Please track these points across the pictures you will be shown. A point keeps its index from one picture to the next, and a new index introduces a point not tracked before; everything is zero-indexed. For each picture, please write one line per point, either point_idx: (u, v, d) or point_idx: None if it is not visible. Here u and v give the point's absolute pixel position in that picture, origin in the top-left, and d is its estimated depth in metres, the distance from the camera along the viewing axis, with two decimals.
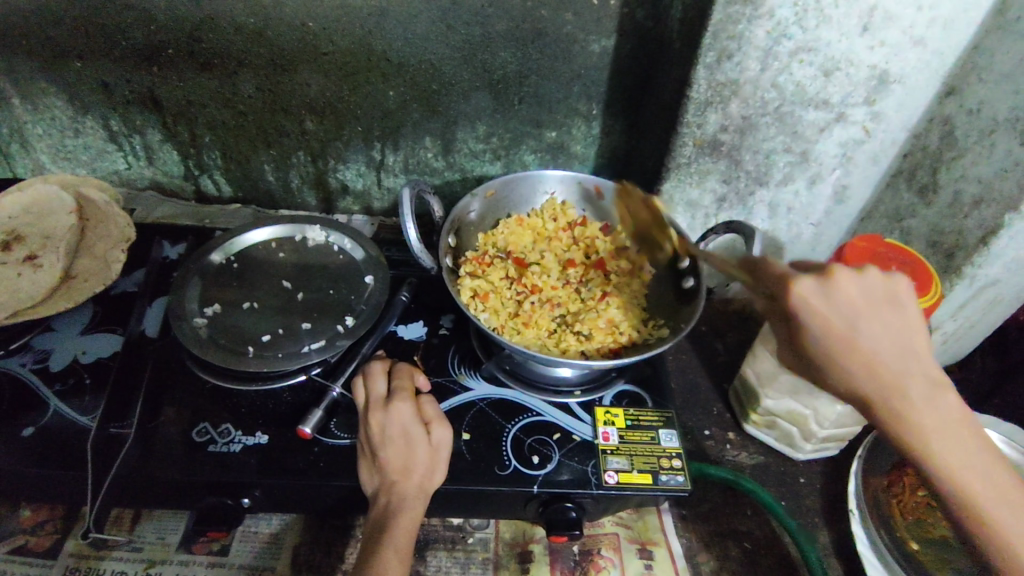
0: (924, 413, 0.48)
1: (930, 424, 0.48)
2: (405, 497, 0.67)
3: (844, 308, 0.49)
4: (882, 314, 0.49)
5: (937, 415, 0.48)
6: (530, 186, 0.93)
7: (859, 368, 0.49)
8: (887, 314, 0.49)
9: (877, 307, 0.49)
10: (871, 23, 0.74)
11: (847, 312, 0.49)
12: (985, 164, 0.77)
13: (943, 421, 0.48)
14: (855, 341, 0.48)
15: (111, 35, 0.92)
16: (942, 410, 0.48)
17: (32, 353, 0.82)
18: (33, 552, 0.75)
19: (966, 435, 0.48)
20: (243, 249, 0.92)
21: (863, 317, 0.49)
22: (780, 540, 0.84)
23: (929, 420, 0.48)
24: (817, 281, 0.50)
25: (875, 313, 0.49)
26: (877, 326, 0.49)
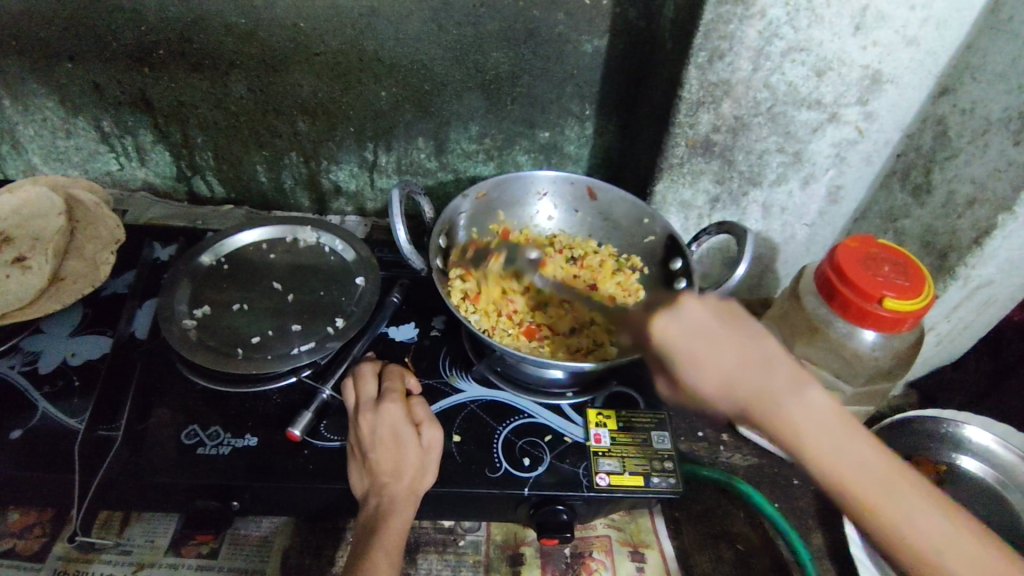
0: (800, 426, 0.49)
1: (848, 466, 0.49)
2: (395, 498, 0.67)
3: (688, 336, 0.54)
4: (736, 338, 0.52)
5: (853, 457, 0.49)
6: (522, 187, 0.93)
7: (719, 385, 0.51)
8: (739, 341, 0.52)
9: (720, 330, 0.53)
10: (864, 22, 0.74)
11: (689, 339, 0.53)
12: (979, 163, 0.76)
13: (842, 437, 0.49)
14: (715, 375, 0.52)
15: (101, 36, 0.92)
16: (852, 452, 0.49)
17: (20, 355, 0.81)
18: (20, 555, 0.74)
19: (860, 451, 0.49)
20: (233, 250, 0.92)
21: (712, 343, 0.53)
22: (773, 541, 0.83)
23: (845, 461, 0.49)
24: (676, 318, 0.55)
25: (724, 337, 0.53)
26: (742, 352, 0.52)
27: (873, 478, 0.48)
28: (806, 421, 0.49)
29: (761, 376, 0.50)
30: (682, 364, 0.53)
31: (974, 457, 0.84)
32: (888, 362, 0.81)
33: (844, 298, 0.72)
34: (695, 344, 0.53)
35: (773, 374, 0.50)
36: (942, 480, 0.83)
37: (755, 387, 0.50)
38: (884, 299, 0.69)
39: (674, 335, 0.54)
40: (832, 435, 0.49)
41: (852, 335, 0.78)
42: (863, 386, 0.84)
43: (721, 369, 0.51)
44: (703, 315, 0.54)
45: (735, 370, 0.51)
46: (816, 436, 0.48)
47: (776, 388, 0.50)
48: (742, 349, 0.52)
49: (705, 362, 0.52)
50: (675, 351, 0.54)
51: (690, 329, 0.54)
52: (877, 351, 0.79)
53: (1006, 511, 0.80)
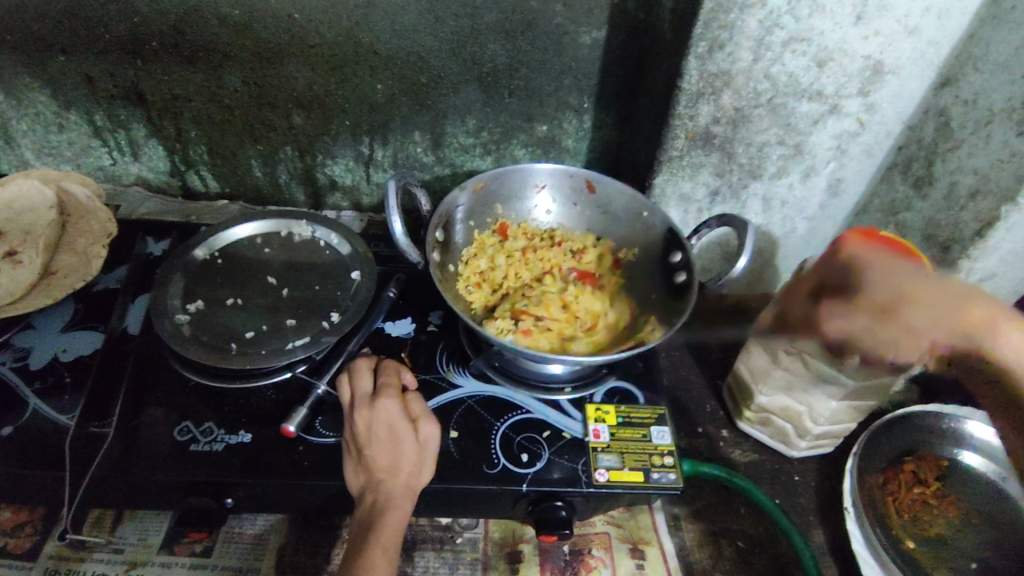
0: (943, 328, 0.64)
1: (1023, 358, 0.59)
2: (391, 495, 0.66)
3: (874, 254, 0.72)
4: (903, 266, 0.70)
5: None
6: (520, 180, 0.92)
7: (911, 295, 0.67)
8: (907, 269, 0.70)
9: (892, 265, 0.70)
10: (866, 11, 0.73)
11: (882, 263, 0.71)
12: (981, 155, 0.75)
13: (944, 325, 0.64)
14: (894, 292, 0.68)
15: (93, 28, 0.90)
16: (972, 341, 0.61)
17: (11, 352, 0.80)
18: (11, 554, 0.73)
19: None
20: (227, 244, 0.91)
21: (890, 279, 0.69)
22: (774, 538, 0.82)
23: (1016, 352, 0.59)
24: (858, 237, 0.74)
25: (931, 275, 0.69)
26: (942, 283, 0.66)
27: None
28: (1014, 339, 0.59)
29: (931, 291, 0.66)
30: (870, 279, 0.70)
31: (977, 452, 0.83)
32: None
33: None
34: (885, 262, 0.71)
35: (959, 298, 0.63)
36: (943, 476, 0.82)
37: (940, 305, 0.64)
38: None
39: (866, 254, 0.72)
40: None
41: None
42: None
43: (905, 288, 0.68)
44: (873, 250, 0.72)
45: (922, 283, 0.67)
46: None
47: (942, 292, 0.66)
48: (911, 272, 0.69)
49: (896, 281, 0.68)
50: (868, 269, 0.71)
51: (863, 259, 0.72)
52: None
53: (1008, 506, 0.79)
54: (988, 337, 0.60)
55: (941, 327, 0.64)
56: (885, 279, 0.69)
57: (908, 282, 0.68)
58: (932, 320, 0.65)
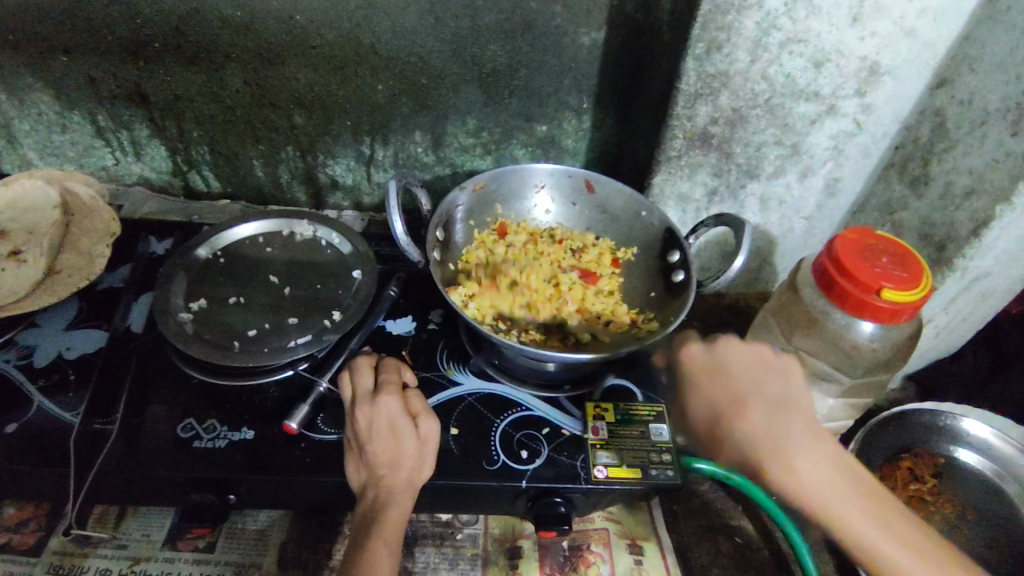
0: (795, 464, 0.63)
1: (837, 508, 0.61)
2: (393, 491, 0.67)
3: (745, 366, 0.72)
4: (762, 382, 0.71)
5: (830, 488, 0.62)
6: (520, 180, 0.93)
7: (776, 446, 0.65)
8: (761, 385, 0.71)
9: (729, 372, 0.73)
10: (862, 13, 0.74)
11: (709, 377, 0.74)
12: (976, 155, 0.76)
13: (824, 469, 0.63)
14: (713, 406, 0.72)
15: (96, 29, 0.91)
16: (819, 472, 0.63)
17: (16, 349, 0.81)
18: (16, 549, 0.74)
19: (848, 488, 0.62)
20: (230, 244, 0.91)
21: (741, 389, 0.71)
22: (771, 534, 0.83)
23: (840, 509, 0.61)
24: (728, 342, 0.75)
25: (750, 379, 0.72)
26: (735, 386, 0.72)
27: (817, 483, 0.63)
28: (795, 465, 0.64)
29: (774, 424, 0.67)
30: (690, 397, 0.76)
31: (972, 449, 0.84)
32: (887, 353, 0.81)
33: (843, 289, 0.71)
34: (718, 371, 0.74)
35: (806, 434, 0.65)
36: (938, 473, 0.83)
37: (748, 420, 0.68)
38: (883, 290, 0.69)
39: (693, 364, 0.76)
40: (820, 473, 0.63)
41: (849, 327, 0.77)
42: (862, 377, 0.84)
43: (718, 401, 0.72)
44: (743, 362, 0.73)
45: (754, 414, 0.68)
46: (805, 479, 0.63)
47: (786, 439, 0.65)
48: (756, 390, 0.70)
49: (730, 399, 0.71)
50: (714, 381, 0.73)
51: (721, 362, 0.74)
52: (876, 343, 0.78)
53: (1003, 502, 0.80)
54: (791, 468, 0.64)
55: (802, 463, 0.64)
56: (763, 413, 0.68)
57: (748, 419, 0.68)
58: (790, 477, 0.64)
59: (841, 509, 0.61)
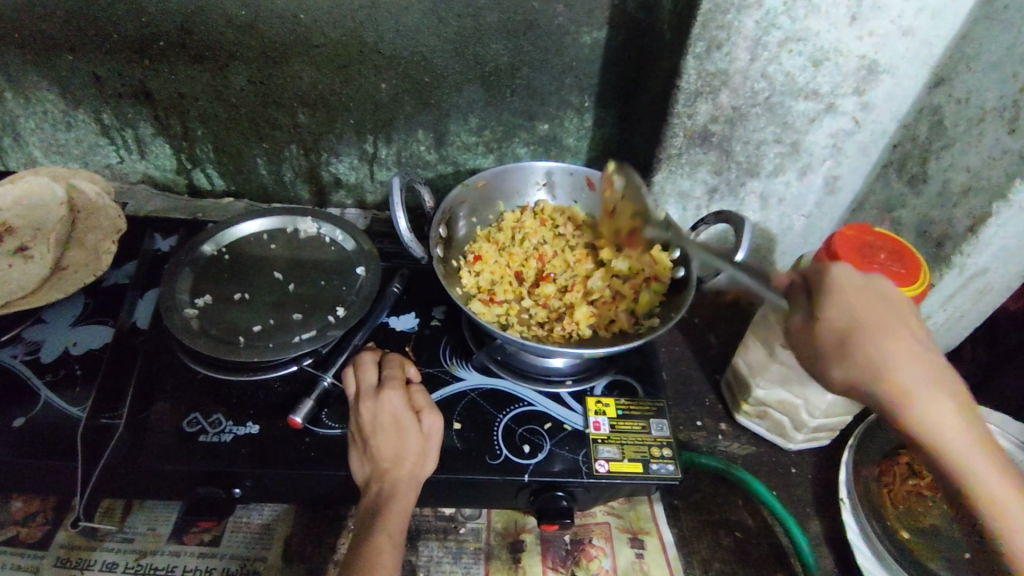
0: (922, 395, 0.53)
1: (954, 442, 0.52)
2: (397, 483, 0.67)
3: (865, 294, 0.57)
4: (904, 308, 0.57)
5: (974, 450, 0.52)
6: (522, 178, 0.94)
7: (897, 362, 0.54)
8: (907, 313, 0.57)
9: (870, 295, 0.58)
10: (861, 12, 0.75)
11: (863, 299, 0.57)
12: (974, 152, 0.77)
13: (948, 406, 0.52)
14: (852, 322, 0.56)
15: (102, 28, 0.92)
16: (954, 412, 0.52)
17: (23, 345, 0.82)
18: (24, 542, 0.75)
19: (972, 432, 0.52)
20: (235, 240, 0.92)
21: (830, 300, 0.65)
22: (771, 529, 0.84)
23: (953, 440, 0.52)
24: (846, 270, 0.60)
25: (906, 313, 0.57)
26: (891, 311, 0.56)
27: (950, 417, 0.52)
28: (940, 409, 0.52)
29: (914, 356, 0.54)
30: (844, 325, 0.56)
31: None
32: None
33: None
34: (868, 304, 0.57)
35: (940, 368, 0.54)
36: None
37: (892, 354, 0.54)
38: None
39: (845, 286, 0.58)
40: (967, 424, 0.52)
41: None
42: None
43: (871, 323, 0.56)
44: (888, 288, 0.58)
45: (898, 331, 0.55)
46: (946, 431, 0.52)
47: (918, 358, 0.54)
48: (904, 317, 0.56)
49: (881, 334, 0.55)
50: (830, 295, 0.58)
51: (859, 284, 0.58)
52: None
53: None
54: (919, 397, 0.53)
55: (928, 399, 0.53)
56: (904, 337, 0.55)
57: (887, 339, 0.54)
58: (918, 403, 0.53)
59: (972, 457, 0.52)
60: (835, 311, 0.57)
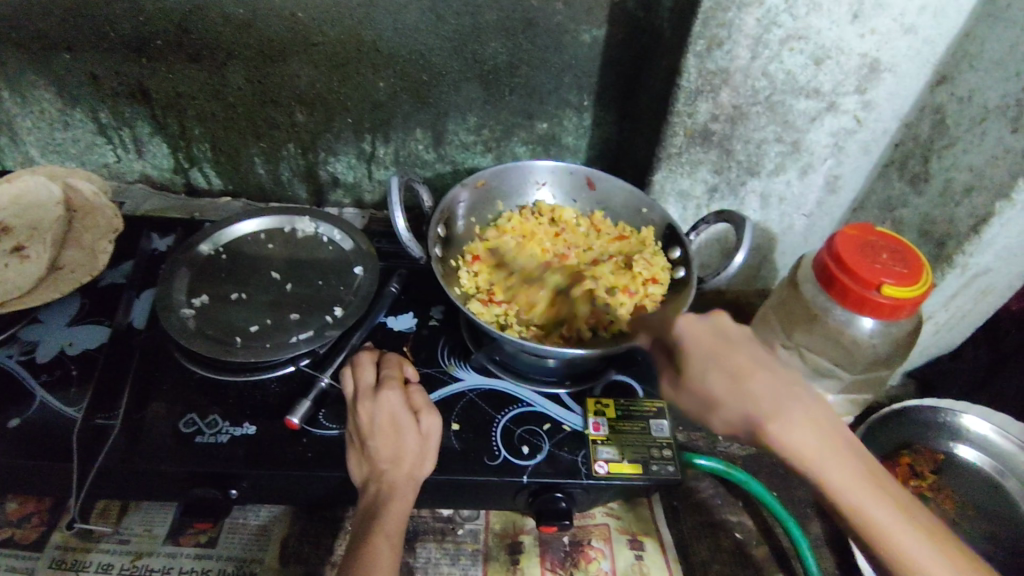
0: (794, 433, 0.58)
1: (836, 474, 0.57)
2: (395, 484, 0.67)
3: (720, 342, 0.66)
4: (749, 344, 0.66)
5: (839, 459, 0.57)
6: (521, 177, 0.94)
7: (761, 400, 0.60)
8: (754, 346, 0.66)
9: (727, 343, 0.65)
10: (862, 10, 0.74)
11: (712, 343, 0.66)
12: (976, 151, 0.76)
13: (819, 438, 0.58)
14: (720, 367, 0.63)
15: (99, 26, 0.92)
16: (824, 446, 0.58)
17: (18, 345, 0.81)
18: (19, 544, 0.74)
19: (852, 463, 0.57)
20: (232, 240, 0.92)
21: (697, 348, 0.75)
22: (772, 530, 0.84)
23: (835, 472, 0.57)
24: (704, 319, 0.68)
25: (749, 347, 0.65)
26: (743, 349, 0.65)
27: (821, 451, 0.57)
28: (800, 434, 0.58)
29: (782, 395, 0.60)
30: (706, 366, 0.64)
31: (973, 446, 0.84)
32: (886, 349, 0.81)
33: (844, 286, 0.71)
34: (721, 344, 0.65)
35: (806, 405, 0.60)
36: (939, 469, 0.83)
37: (752, 386, 0.61)
38: (883, 286, 0.69)
39: (693, 335, 0.67)
40: (828, 436, 0.58)
41: (850, 322, 0.77)
42: (862, 372, 0.85)
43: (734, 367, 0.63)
44: (731, 328, 0.67)
45: (758, 374, 0.62)
46: (810, 445, 0.58)
47: (784, 398, 0.60)
48: (753, 351, 0.65)
49: (730, 370, 0.63)
50: (692, 343, 0.67)
51: (715, 333, 0.67)
52: (876, 339, 0.79)
53: (1003, 498, 0.80)
54: (791, 435, 0.58)
55: (806, 436, 0.58)
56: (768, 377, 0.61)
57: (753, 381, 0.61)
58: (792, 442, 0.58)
59: (853, 487, 0.57)
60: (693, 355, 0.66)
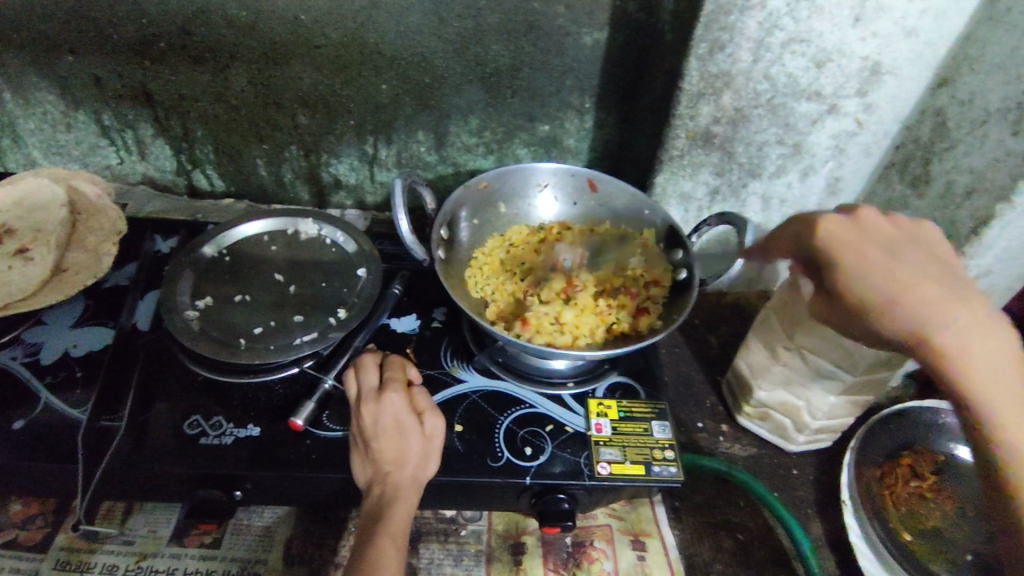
0: (936, 322, 0.53)
1: (972, 370, 0.51)
2: (399, 486, 0.67)
3: (860, 239, 0.60)
4: (909, 246, 0.59)
5: (988, 365, 0.51)
6: (523, 179, 0.94)
7: (888, 277, 0.56)
8: (909, 247, 0.58)
9: (867, 236, 0.60)
10: (863, 13, 0.74)
11: (863, 243, 0.60)
12: (977, 153, 0.77)
13: (972, 338, 0.52)
14: (852, 256, 0.59)
15: (102, 29, 0.92)
16: (973, 343, 0.51)
17: (22, 347, 0.81)
18: (23, 545, 0.74)
19: (994, 366, 0.51)
20: (235, 242, 0.92)
21: (857, 253, 0.59)
22: (773, 531, 0.84)
23: (974, 365, 0.51)
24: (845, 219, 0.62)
25: (896, 242, 0.59)
26: (888, 247, 0.59)
27: (964, 340, 0.52)
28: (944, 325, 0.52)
29: (919, 285, 0.55)
30: (834, 254, 0.60)
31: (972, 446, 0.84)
32: None
33: None
34: (864, 246, 0.59)
35: (947, 293, 0.54)
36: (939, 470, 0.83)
37: (891, 268, 0.57)
38: None
39: (835, 234, 0.62)
40: (973, 332, 0.52)
41: None
42: None
43: (863, 257, 0.58)
44: (884, 222, 0.61)
45: (901, 262, 0.57)
46: (959, 345, 0.52)
47: (928, 285, 0.55)
48: (913, 255, 0.58)
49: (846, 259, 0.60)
50: (833, 238, 0.61)
51: (855, 228, 0.61)
52: None
53: None
54: (928, 323, 0.53)
55: (933, 320, 0.53)
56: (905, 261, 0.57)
57: (880, 268, 0.57)
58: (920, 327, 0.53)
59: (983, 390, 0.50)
60: (826, 247, 0.61)
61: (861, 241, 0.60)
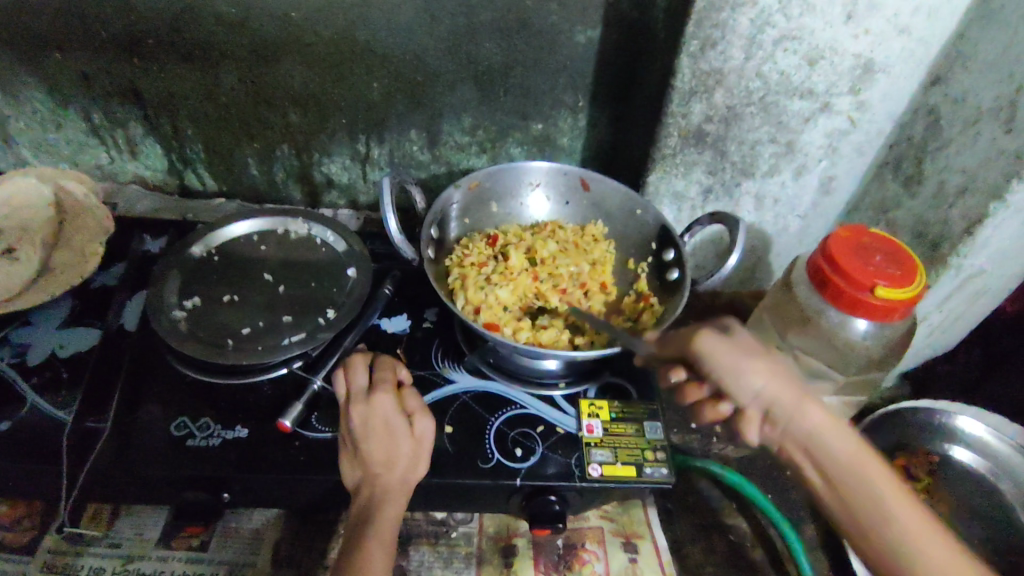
0: (811, 423, 0.59)
1: (844, 456, 0.58)
2: (387, 489, 0.66)
3: (729, 354, 0.63)
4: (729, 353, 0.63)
5: (855, 455, 0.58)
6: (515, 179, 0.93)
7: (768, 383, 0.61)
8: (757, 356, 0.63)
9: (738, 351, 0.63)
10: (856, 10, 0.74)
11: (730, 354, 0.63)
12: (970, 152, 0.76)
13: (839, 431, 0.59)
14: (740, 364, 0.62)
15: (91, 26, 0.91)
16: (840, 436, 0.59)
17: (7, 347, 0.81)
18: (9, 548, 0.74)
19: (858, 452, 0.58)
20: (224, 241, 0.91)
21: (733, 365, 0.62)
22: (766, 533, 0.83)
23: (842, 452, 0.58)
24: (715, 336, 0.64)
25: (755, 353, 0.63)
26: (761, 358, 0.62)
27: (836, 433, 0.58)
28: (815, 420, 0.59)
29: (798, 395, 0.60)
30: (718, 368, 0.62)
31: (968, 449, 0.85)
32: (879, 351, 0.81)
33: (836, 288, 0.71)
34: (734, 357, 0.62)
35: (803, 398, 0.60)
36: (933, 472, 0.85)
37: (761, 378, 0.61)
38: (877, 287, 0.69)
39: (717, 354, 0.63)
40: (837, 432, 0.58)
41: (843, 324, 0.77)
42: (854, 376, 0.85)
43: (753, 363, 0.62)
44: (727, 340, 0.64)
45: (764, 369, 0.62)
46: (831, 438, 0.58)
47: (793, 389, 0.61)
48: (755, 360, 0.62)
49: (738, 373, 0.62)
50: (716, 352, 0.63)
51: (728, 346, 0.63)
52: (870, 341, 0.79)
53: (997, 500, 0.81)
54: (804, 421, 0.59)
55: (811, 424, 0.59)
56: (769, 371, 0.61)
57: (752, 378, 0.61)
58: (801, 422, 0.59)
59: (866, 471, 0.57)
60: (716, 363, 0.63)
61: (729, 356, 0.62)
